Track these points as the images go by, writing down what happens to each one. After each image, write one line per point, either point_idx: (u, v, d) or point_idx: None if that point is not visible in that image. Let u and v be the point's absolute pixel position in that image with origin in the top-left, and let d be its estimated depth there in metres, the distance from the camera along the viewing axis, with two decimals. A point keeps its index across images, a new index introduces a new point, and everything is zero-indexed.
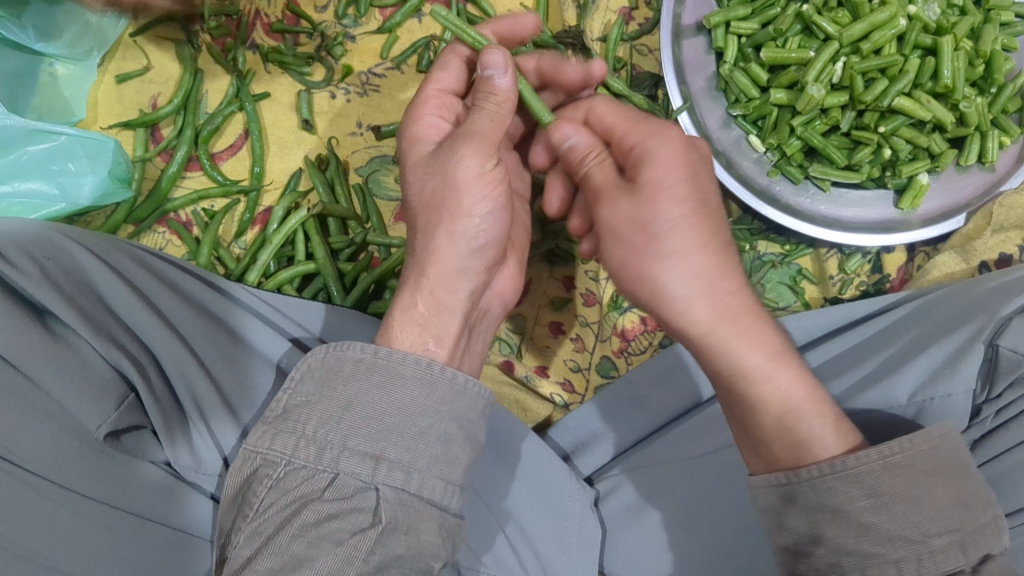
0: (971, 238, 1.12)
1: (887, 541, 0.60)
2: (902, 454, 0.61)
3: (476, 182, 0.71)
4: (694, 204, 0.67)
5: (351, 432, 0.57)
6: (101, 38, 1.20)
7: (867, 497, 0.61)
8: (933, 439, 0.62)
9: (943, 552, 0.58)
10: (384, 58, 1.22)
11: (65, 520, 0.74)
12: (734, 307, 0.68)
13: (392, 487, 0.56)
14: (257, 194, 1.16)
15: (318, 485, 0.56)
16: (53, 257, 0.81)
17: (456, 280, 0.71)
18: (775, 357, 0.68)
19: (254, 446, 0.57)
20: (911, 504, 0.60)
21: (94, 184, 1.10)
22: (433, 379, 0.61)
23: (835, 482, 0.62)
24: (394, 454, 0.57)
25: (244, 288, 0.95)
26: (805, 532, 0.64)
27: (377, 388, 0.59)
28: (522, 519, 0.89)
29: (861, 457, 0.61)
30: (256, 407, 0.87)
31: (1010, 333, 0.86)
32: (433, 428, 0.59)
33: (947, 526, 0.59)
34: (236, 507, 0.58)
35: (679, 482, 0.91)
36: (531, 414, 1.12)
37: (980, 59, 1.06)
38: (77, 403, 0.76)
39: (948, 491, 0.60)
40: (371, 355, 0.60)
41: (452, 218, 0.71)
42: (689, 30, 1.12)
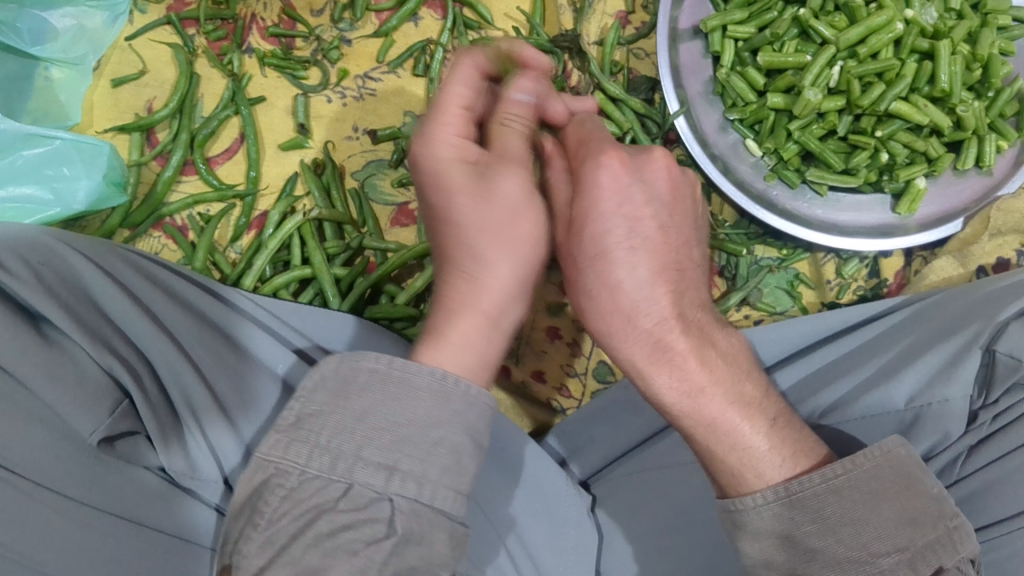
0: (969, 243, 1.12)
1: (836, 564, 0.61)
2: (847, 475, 0.62)
3: (526, 204, 0.68)
4: (631, 231, 0.66)
5: (364, 442, 0.56)
6: (96, 42, 1.20)
7: (814, 521, 0.62)
8: (876, 455, 0.63)
9: (891, 572, 0.60)
10: (380, 61, 1.21)
11: (61, 526, 0.74)
12: (663, 334, 0.67)
13: (406, 497, 0.56)
14: (253, 199, 1.16)
15: (332, 496, 0.55)
16: (48, 263, 0.81)
17: (508, 306, 0.66)
18: (716, 381, 0.68)
19: (266, 454, 0.56)
20: (856, 526, 0.61)
21: (89, 189, 1.10)
22: (448, 391, 0.60)
23: (782, 507, 0.63)
24: (407, 465, 0.56)
25: (247, 297, 0.95)
26: (759, 556, 0.65)
27: (392, 399, 0.58)
28: (522, 528, 0.89)
29: (804, 481, 0.63)
30: (259, 418, 0.86)
31: (1007, 337, 0.85)
32: (446, 439, 0.58)
33: (896, 546, 0.60)
34: (244, 517, 0.56)
35: (678, 486, 0.90)
36: (528, 420, 1.14)
37: (977, 63, 1.06)
38: (71, 409, 0.75)
39: (895, 508, 0.61)
40: (386, 364, 0.59)
41: (510, 244, 0.66)
42: (686, 34, 1.12)
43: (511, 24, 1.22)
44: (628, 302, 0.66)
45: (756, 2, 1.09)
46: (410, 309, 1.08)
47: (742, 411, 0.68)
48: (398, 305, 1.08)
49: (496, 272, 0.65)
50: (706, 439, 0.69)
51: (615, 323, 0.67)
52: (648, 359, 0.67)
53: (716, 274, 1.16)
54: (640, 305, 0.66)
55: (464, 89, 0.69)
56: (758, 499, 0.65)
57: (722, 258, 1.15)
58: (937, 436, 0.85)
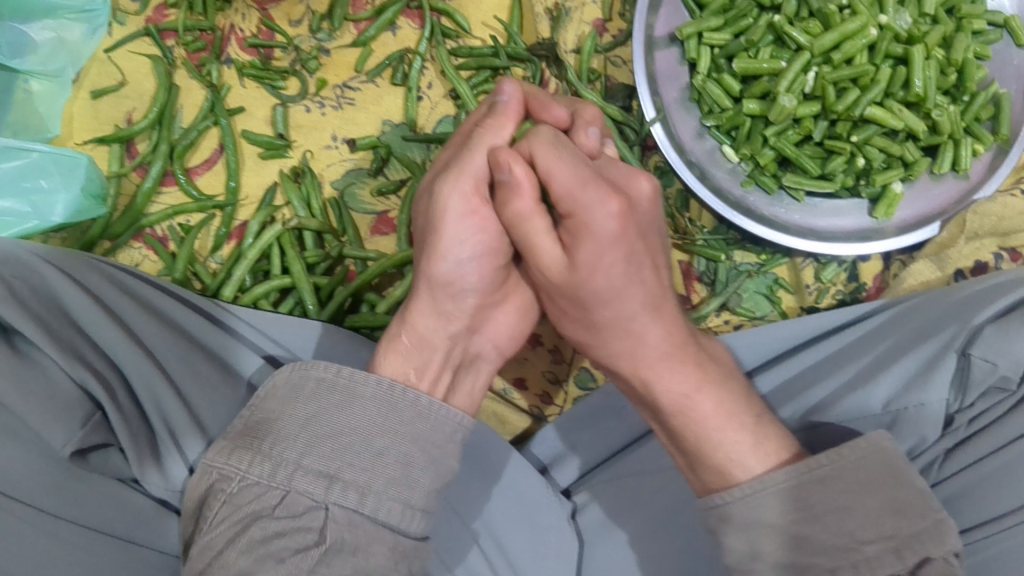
0: (946, 246, 1.12)
1: (823, 551, 0.64)
2: (833, 465, 0.66)
3: (467, 220, 0.76)
4: (630, 266, 0.72)
5: (306, 451, 0.62)
6: (75, 53, 1.21)
7: (799, 510, 0.66)
8: (862, 448, 0.66)
9: (878, 557, 0.62)
10: (359, 71, 1.21)
11: (33, 537, 0.74)
12: (661, 328, 0.76)
13: (343, 506, 0.61)
14: (233, 210, 1.16)
15: (269, 502, 0.60)
16: (23, 277, 0.82)
17: (439, 315, 0.79)
18: (698, 388, 0.76)
19: (212, 460, 0.63)
20: (841, 513, 0.64)
21: (66, 203, 1.10)
22: (394, 400, 0.66)
23: (766, 497, 0.67)
24: (348, 475, 0.61)
25: (234, 313, 0.95)
26: (746, 549, 0.67)
27: (335, 406, 0.64)
28: (499, 529, 0.90)
29: (780, 473, 0.68)
30: (230, 426, 0.86)
31: (982, 342, 0.86)
32: (390, 450, 0.64)
33: (879, 534, 0.63)
34: (194, 518, 0.62)
35: (651, 493, 0.91)
36: (510, 427, 1.13)
37: (951, 68, 1.07)
38: (43, 421, 0.75)
39: (881, 500, 0.64)
40: (332, 375, 0.66)
41: (436, 255, 0.77)
42: (662, 40, 1.13)
43: (488, 33, 1.22)
44: (605, 312, 0.75)
45: (732, 9, 1.09)
46: (389, 318, 1.08)
47: (721, 418, 0.75)
48: (377, 314, 1.09)
49: (426, 283, 0.78)
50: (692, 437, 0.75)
51: (610, 324, 0.75)
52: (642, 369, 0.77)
53: (694, 279, 1.17)
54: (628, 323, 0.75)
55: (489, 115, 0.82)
56: (732, 494, 0.69)
57: (701, 263, 1.17)
58: (913, 440, 0.85)
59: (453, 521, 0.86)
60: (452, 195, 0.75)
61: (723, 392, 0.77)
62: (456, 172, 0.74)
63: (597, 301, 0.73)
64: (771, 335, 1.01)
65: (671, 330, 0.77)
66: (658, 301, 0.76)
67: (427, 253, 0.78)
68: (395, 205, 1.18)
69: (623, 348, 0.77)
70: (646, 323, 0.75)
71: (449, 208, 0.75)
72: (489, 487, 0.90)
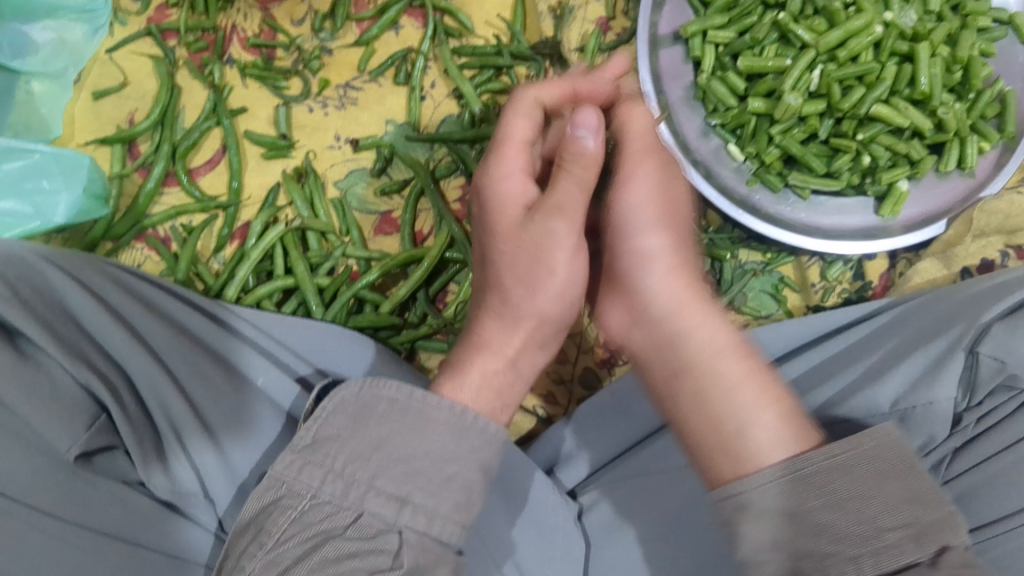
0: (952, 244, 1.12)
1: (843, 539, 0.53)
2: (852, 451, 0.57)
3: (577, 237, 0.74)
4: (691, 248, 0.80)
5: (377, 473, 0.58)
6: (77, 54, 1.20)
7: (820, 498, 0.56)
8: (880, 436, 0.58)
9: (898, 546, 0.51)
10: (362, 70, 1.21)
11: (38, 542, 0.74)
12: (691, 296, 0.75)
13: (415, 530, 0.57)
14: (236, 210, 1.15)
15: (341, 522, 0.56)
16: (26, 276, 0.81)
17: (527, 330, 0.77)
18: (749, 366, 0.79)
19: (280, 474, 0.58)
20: (860, 501, 0.54)
21: (70, 203, 1.09)
22: (465, 427, 0.62)
23: (783, 486, 0.57)
24: (419, 498, 0.58)
25: (248, 324, 0.93)
26: (761, 540, 0.56)
27: (408, 429, 0.61)
28: (520, 552, 0.88)
29: (807, 456, 0.58)
30: (256, 443, 0.84)
31: (990, 339, 0.85)
32: (458, 475, 0.60)
33: (901, 521, 0.53)
34: (248, 536, 0.57)
35: (660, 492, 0.91)
36: (514, 427, 1.14)
37: (957, 65, 1.06)
38: (48, 424, 0.75)
39: (899, 488, 0.55)
40: (405, 396, 0.62)
41: (543, 277, 0.74)
42: (666, 39, 1.13)
43: (491, 32, 1.22)
44: (647, 251, 0.76)
45: (736, 7, 1.09)
46: (393, 318, 1.08)
47: (756, 387, 0.67)
48: (380, 313, 1.09)
49: (522, 303, 0.76)
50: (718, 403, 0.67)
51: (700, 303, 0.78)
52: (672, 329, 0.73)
53: None
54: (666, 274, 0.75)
55: (521, 126, 0.79)
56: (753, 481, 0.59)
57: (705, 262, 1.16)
58: (923, 438, 0.85)
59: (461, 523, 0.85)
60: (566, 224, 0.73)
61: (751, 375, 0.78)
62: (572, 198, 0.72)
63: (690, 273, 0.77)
64: (786, 334, 1.01)
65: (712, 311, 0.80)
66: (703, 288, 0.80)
67: (495, 273, 0.78)
68: (398, 205, 1.17)
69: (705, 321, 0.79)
70: (689, 289, 0.75)
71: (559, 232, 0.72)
72: (496, 488, 0.90)
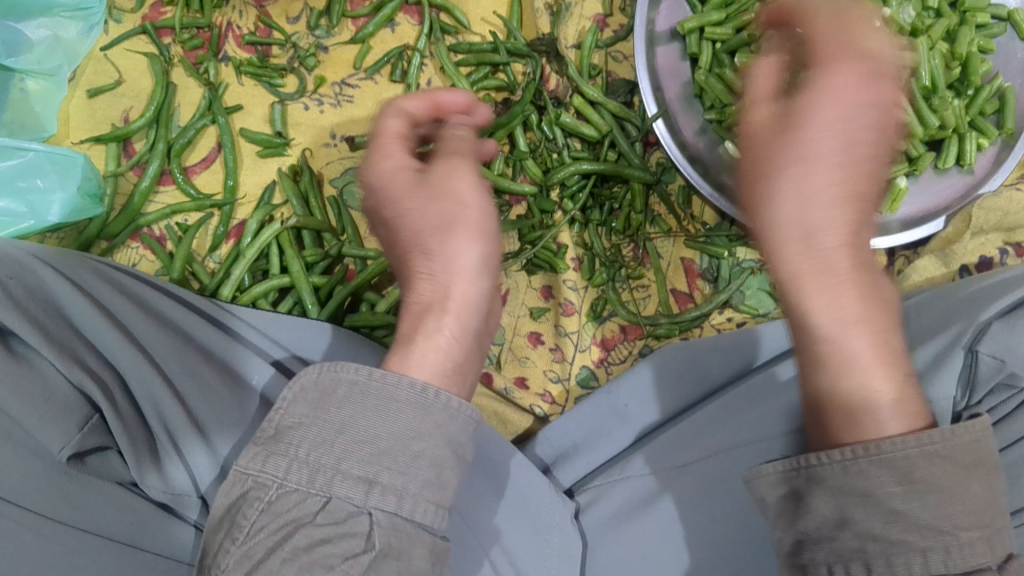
0: (952, 241, 1.09)
1: (920, 529, 0.52)
2: (945, 442, 0.53)
3: (480, 196, 0.66)
4: (838, 156, 0.55)
5: (343, 455, 0.53)
6: (72, 52, 1.19)
7: (898, 484, 0.53)
8: (976, 430, 0.55)
9: (971, 545, 0.52)
10: (357, 68, 1.21)
11: (31, 542, 0.73)
12: (861, 248, 0.56)
13: (385, 511, 0.52)
14: (231, 208, 1.15)
15: (310, 509, 0.52)
16: (18, 276, 0.80)
17: (467, 308, 0.63)
18: (862, 314, 0.55)
19: (245, 467, 0.53)
20: (946, 495, 0.53)
21: (64, 202, 1.09)
22: (428, 403, 0.56)
23: (867, 465, 0.54)
24: (387, 478, 0.53)
25: (243, 322, 0.94)
26: (829, 516, 0.56)
27: (372, 412, 0.55)
28: (505, 538, 0.88)
29: (897, 440, 0.53)
30: (238, 433, 0.84)
31: (989, 338, 0.85)
32: (426, 452, 0.55)
33: (976, 522, 0.53)
34: (223, 530, 0.53)
35: (658, 495, 0.90)
36: (512, 426, 1.10)
37: (956, 61, 1.06)
38: (38, 424, 0.74)
39: (980, 487, 0.54)
40: (366, 376, 0.56)
41: (457, 242, 0.63)
42: (663, 36, 1.12)
43: (488, 29, 1.21)
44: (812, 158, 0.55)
45: (733, 4, 1.08)
46: (390, 317, 1.07)
47: (873, 354, 0.56)
48: (376, 312, 1.08)
49: (455, 279, 0.63)
50: (833, 371, 0.56)
51: (770, 223, 0.57)
52: (794, 275, 0.56)
53: (697, 276, 1.16)
54: (827, 218, 0.55)
55: (397, 122, 0.71)
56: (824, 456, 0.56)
57: (704, 260, 1.16)
58: None
59: (458, 524, 0.84)
60: (460, 181, 0.66)
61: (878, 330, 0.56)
62: (456, 163, 0.67)
63: (773, 176, 0.57)
64: None
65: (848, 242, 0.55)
66: (835, 216, 0.55)
67: (405, 242, 0.66)
68: None
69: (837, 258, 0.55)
70: (833, 228, 0.55)
71: (453, 190, 0.65)
72: (493, 488, 0.89)
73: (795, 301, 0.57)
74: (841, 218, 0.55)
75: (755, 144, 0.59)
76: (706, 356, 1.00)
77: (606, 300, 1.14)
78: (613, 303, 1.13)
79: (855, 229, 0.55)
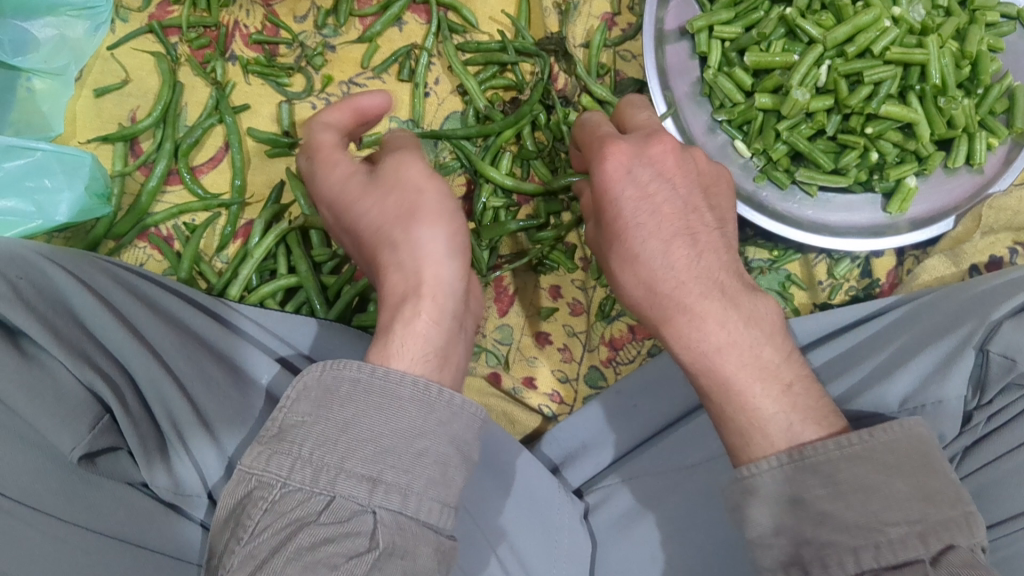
0: (961, 241, 1.10)
1: (846, 529, 0.57)
2: (865, 443, 0.59)
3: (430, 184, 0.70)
4: (653, 206, 0.71)
5: (347, 454, 0.53)
6: (78, 51, 1.19)
7: (825, 487, 0.59)
8: (913, 435, 0.60)
9: (902, 541, 0.54)
10: (365, 67, 1.20)
11: (43, 543, 0.73)
12: (709, 280, 0.69)
13: (389, 510, 0.53)
14: (238, 208, 1.14)
15: (314, 508, 0.52)
16: (28, 275, 0.80)
17: (440, 288, 0.66)
18: (727, 337, 0.68)
19: (249, 467, 0.53)
20: (866, 493, 0.58)
21: (72, 202, 1.09)
22: (431, 401, 0.57)
23: (795, 470, 0.61)
24: (390, 476, 0.54)
25: (242, 316, 0.94)
26: (768, 523, 0.60)
27: (375, 409, 0.55)
28: (514, 539, 0.87)
29: (818, 446, 0.61)
30: (245, 430, 0.84)
31: (1000, 337, 0.84)
32: (430, 450, 0.56)
33: (906, 518, 0.55)
34: (229, 530, 0.53)
35: (665, 494, 0.90)
36: (520, 426, 1.11)
37: (965, 61, 1.05)
38: (49, 425, 0.74)
39: (911, 485, 0.57)
40: (368, 373, 0.56)
41: (418, 228, 0.67)
42: (673, 35, 1.11)
43: (495, 28, 1.21)
44: (636, 226, 0.70)
45: (743, 1, 1.09)
46: None
47: (743, 374, 0.67)
48: None
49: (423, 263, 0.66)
50: (718, 401, 0.68)
51: (640, 275, 0.70)
52: (670, 314, 0.70)
53: None
54: (658, 270, 0.69)
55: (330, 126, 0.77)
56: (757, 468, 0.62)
57: None
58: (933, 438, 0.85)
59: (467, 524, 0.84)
60: (407, 172, 0.70)
61: (757, 350, 0.68)
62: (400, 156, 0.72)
63: (624, 237, 0.71)
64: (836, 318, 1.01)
65: (692, 274, 0.69)
66: (668, 256, 0.69)
67: (370, 238, 0.71)
68: None
69: (691, 295, 0.68)
70: (682, 270, 0.69)
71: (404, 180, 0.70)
72: (501, 488, 0.88)
73: (676, 336, 0.70)
74: (672, 256, 0.69)
75: (604, 214, 0.73)
76: None
77: (615, 299, 1.13)
78: None
79: (692, 259, 0.70)
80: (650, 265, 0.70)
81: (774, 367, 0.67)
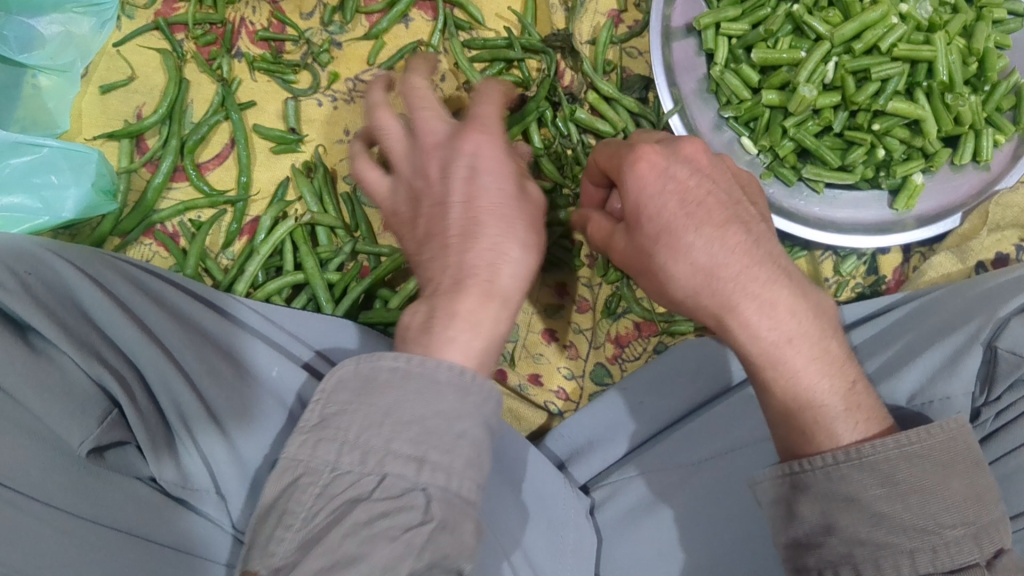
0: (968, 238, 1.10)
1: (901, 531, 0.58)
2: (922, 442, 0.60)
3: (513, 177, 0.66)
4: (688, 205, 0.66)
5: (393, 435, 0.54)
6: (84, 48, 1.19)
7: (881, 486, 0.60)
8: (952, 428, 0.61)
9: (958, 544, 0.57)
10: (372, 64, 1.20)
11: (52, 537, 0.73)
12: (766, 274, 0.67)
13: (438, 487, 0.53)
14: (244, 204, 1.15)
15: (366, 487, 0.52)
16: (35, 272, 0.80)
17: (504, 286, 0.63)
18: (786, 338, 0.66)
19: (294, 454, 0.54)
20: (924, 495, 0.59)
21: (78, 198, 1.09)
22: (467, 387, 0.57)
23: (848, 470, 0.61)
24: (436, 455, 0.54)
25: (248, 309, 0.94)
26: (817, 522, 0.62)
27: (415, 394, 0.55)
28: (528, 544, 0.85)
29: (876, 445, 0.61)
30: (253, 428, 0.84)
31: (1008, 334, 0.85)
32: (468, 432, 0.55)
33: (961, 519, 0.58)
34: (271, 521, 0.52)
35: (676, 489, 0.90)
36: (526, 423, 1.12)
37: (973, 57, 1.05)
38: (59, 419, 0.74)
39: (964, 485, 0.60)
40: (405, 362, 0.56)
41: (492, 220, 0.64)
42: (680, 31, 1.11)
43: (502, 25, 1.21)
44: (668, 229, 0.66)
45: None
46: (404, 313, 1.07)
47: (812, 370, 0.66)
48: (391, 309, 1.07)
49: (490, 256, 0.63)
50: (774, 386, 0.67)
51: (683, 275, 0.66)
52: (721, 311, 0.67)
53: None
54: (717, 261, 0.65)
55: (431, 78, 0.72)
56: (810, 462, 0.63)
57: None
58: None
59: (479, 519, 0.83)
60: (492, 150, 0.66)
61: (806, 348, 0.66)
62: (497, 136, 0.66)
63: (655, 238, 0.67)
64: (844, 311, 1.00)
65: (747, 271, 0.66)
66: (722, 255, 0.65)
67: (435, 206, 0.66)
68: None
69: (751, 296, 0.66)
70: (733, 265, 0.65)
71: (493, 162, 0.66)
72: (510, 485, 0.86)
73: (738, 331, 0.67)
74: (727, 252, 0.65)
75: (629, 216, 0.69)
76: (692, 356, 1.00)
77: (620, 297, 1.14)
78: (627, 300, 1.12)
79: (743, 258, 0.66)
80: (694, 265, 0.66)
81: (829, 353, 0.67)
